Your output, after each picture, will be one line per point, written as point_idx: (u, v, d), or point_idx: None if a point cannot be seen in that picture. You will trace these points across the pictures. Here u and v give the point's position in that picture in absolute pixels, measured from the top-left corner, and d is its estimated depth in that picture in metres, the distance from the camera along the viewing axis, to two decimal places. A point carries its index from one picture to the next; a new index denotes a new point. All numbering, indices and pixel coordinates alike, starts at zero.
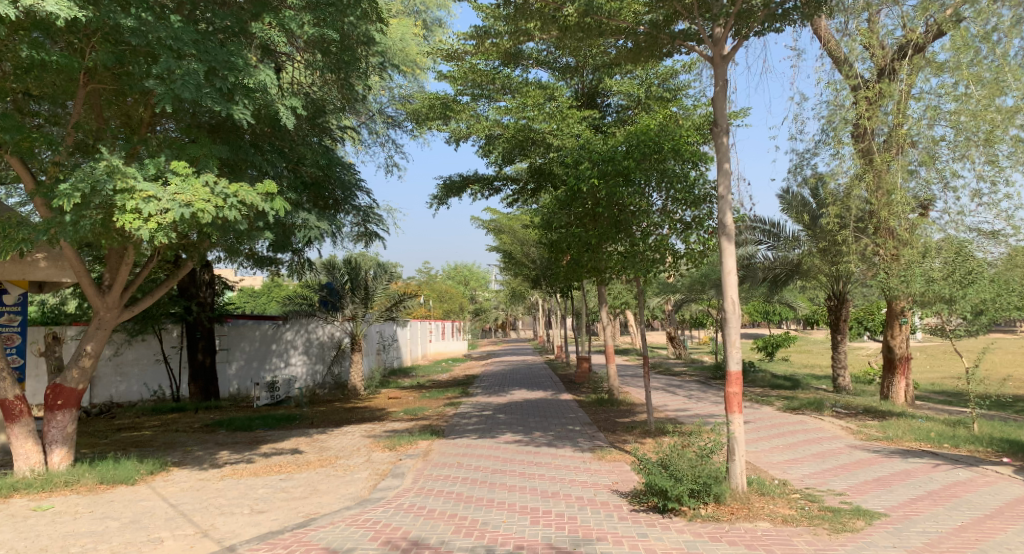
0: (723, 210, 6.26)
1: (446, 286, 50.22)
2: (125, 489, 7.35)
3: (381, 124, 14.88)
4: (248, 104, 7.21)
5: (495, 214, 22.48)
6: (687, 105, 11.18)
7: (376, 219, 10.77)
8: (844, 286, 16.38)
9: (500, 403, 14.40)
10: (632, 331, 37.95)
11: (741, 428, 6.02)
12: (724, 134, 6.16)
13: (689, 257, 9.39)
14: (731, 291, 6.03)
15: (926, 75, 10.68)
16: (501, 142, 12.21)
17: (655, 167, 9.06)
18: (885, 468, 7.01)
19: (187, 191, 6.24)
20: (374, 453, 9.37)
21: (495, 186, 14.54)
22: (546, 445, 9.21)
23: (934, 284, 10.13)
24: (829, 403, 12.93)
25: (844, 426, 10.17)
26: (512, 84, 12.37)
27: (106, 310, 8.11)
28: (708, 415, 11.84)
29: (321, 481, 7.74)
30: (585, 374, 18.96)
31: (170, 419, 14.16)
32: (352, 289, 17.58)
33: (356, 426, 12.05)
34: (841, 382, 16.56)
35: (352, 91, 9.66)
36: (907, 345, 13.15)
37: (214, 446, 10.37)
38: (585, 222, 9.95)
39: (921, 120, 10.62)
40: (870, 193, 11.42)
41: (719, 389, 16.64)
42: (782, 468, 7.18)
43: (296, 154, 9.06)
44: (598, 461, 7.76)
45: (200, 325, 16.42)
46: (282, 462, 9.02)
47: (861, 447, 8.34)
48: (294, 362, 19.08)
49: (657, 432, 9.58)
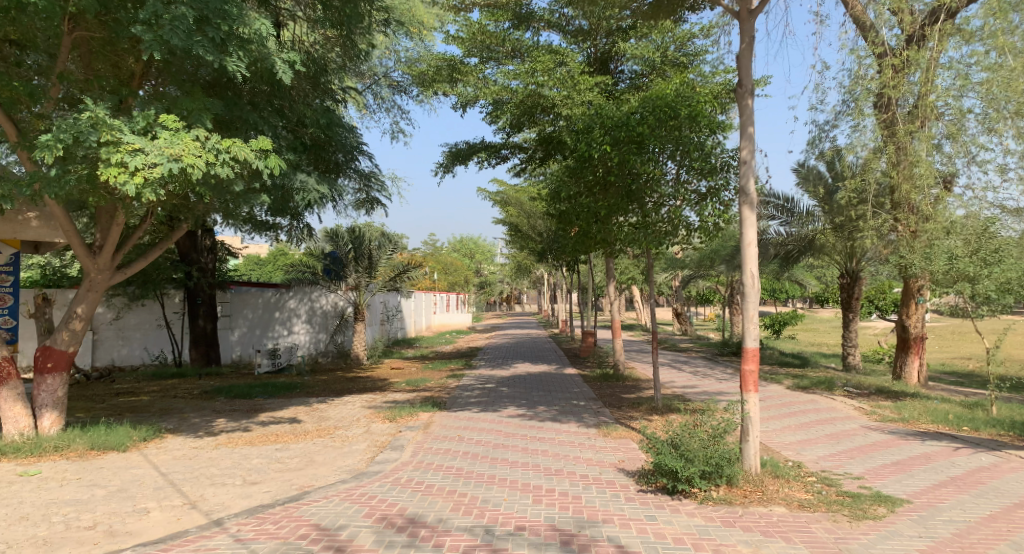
0: (745, 176, 5.80)
1: (452, 259, 49.77)
2: (115, 456, 7.14)
3: (386, 89, 14.33)
4: (243, 57, 6.74)
5: (502, 185, 21.99)
6: (704, 72, 10.53)
7: (378, 185, 10.36)
8: (859, 263, 15.93)
9: (504, 376, 14.16)
10: (638, 306, 37.67)
11: (757, 407, 5.72)
12: (749, 96, 5.69)
13: (702, 230, 9.00)
14: (750, 263, 5.67)
15: (958, 42, 10.08)
16: (509, 108, 11.67)
17: (671, 133, 8.60)
18: (904, 451, 6.71)
19: (176, 145, 5.87)
20: (374, 425, 9.16)
21: (503, 154, 14.07)
22: (550, 419, 8.95)
23: (957, 261, 9.68)
24: (840, 382, 12.65)
25: (857, 406, 9.88)
26: (522, 47, 11.83)
27: (96, 272, 7.80)
28: (717, 392, 11.58)
29: (317, 452, 7.53)
30: (590, 348, 18.67)
31: (169, 385, 14.01)
32: (355, 258, 17.27)
33: (356, 396, 11.85)
34: (852, 361, 16.25)
35: (354, 47, 9.14)
36: (922, 325, 12.78)
37: (211, 413, 10.19)
38: (595, 192, 9.50)
39: (949, 90, 10.05)
40: (891, 167, 10.88)
41: (727, 366, 16.37)
42: (795, 450, 6.88)
43: (295, 114, 8.61)
44: (604, 438, 7.49)
45: (201, 290, 16.17)
46: (279, 431, 8.81)
47: (876, 429, 8.06)
48: (297, 330, 18.78)
49: (665, 409, 9.32)
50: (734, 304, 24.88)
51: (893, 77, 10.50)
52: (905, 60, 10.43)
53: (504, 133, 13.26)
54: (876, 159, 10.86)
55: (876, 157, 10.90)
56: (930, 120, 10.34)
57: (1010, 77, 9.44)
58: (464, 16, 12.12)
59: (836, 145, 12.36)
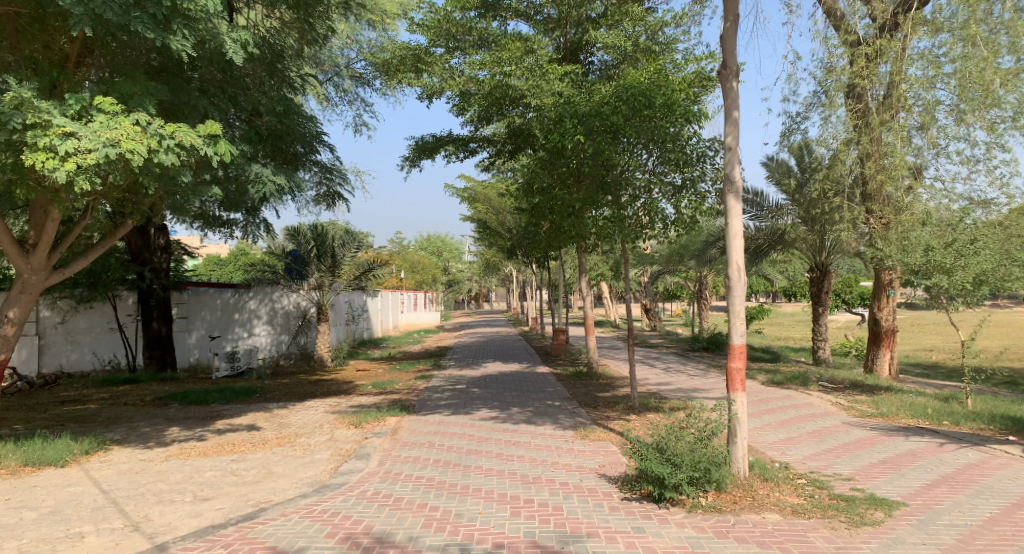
0: (730, 163, 5.49)
1: (420, 257, 48.98)
2: (50, 472, 6.46)
3: (348, 80, 13.71)
4: (189, 36, 5.93)
5: (470, 180, 21.52)
6: (676, 59, 10.14)
7: (339, 178, 9.73)
8: (828, 257, 15.96)
9: (475, 376, 13.75)
10: (607, 302, 37.66)
11: (744, 407, 5.43)
12: (734, 78, 5.36)
13: (679, 223, 8.72)
14: (736, 255, 5.37)
15: (928, 32, 10.01)
16: (477, 99, 11.22)
17: (646, 123, 8.22)
18: (889, 449, 6.52)
19: (113, 128, 5.21)
20: (338, 431, 8.63)
21: (471, 148, 13.61)
22: (524, 422, 8.56)
23: (934, 254, 9.63)
24: (814, 377, 12.60)
25: (834, 401, 9.77)
26: (489, 36, 11.38)
27: (30, 272, 6.95)
28: (693, 389, 11.36)
29: (276, 463, 6.99)
30: (562, 345, 18.36)
31: (119, 391, 13.16)
32: (318, 256, 16.63)
33: (320, 401, 11.27)
34: (822, 355, 16.35)
35: (312, 30, 8.49)
36: (893, 318, 12.83)
37: (162, 422, 9.49)
38: (568, 184, 9.09)
39: (922, 80, 9.95)
40: (862, 159, 10.84)
41: (699, 362, 16.27)
42: (780, 449, 6.65)
43: (250, 101, 7.89)
44: (582, 441, 7.14)
45: (154, 293, 15.28)
46: (236, 440, 8.21)
47: (857, 425, 7.93)
48: (257, 332, 17.96)
49: (643, 408, 9.05)
50: (703, 300, 24.93)
51: (865, 67, 10.40)
52: (877, 49, 10.35)
53: (472, 125, 12.79)
54: (848, 149, 10.94)
55: (847, 148, 10.91)
56: (900, 111, 10.29)
57: (981, 68, 9.38)
58: (428, 3, 11.58)
59: (808, 137, 12.28)
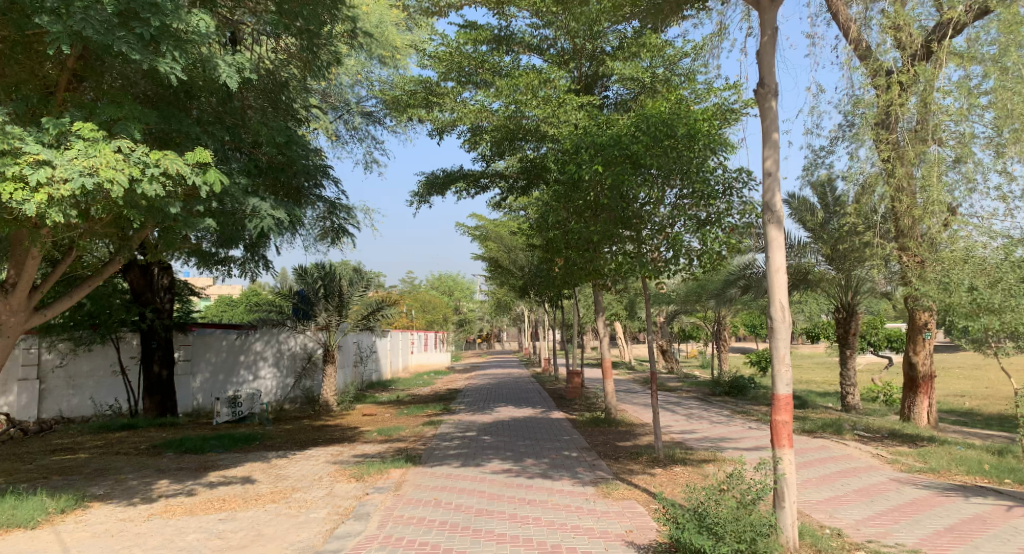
0: (770, 190, 4.96)
1: (431, 296, 48.48)
2: (18, 535, 5.84)
3: (358, 117, 13.56)
4: (180, 59, 5.59)
5: (482, 219, 21.23)
6: (697, 88, 9.75)
7: (344, 213, 9.25)
8: (854, 296, 15.26)
9: (485, 422, 13.04)
10: (621, 343, 36.83)
11: (793, 466, 4.77)
12: (773, 96, 4.91)
13: (704, 259, 8.16)
14: (779, 292, 4.81)
15: (964, 59, 9.56)
16: (489, 132, 10.87)
17: (668, 154, 7.80)
18: (952, 513, 5.77)
19: (92, 156, 4.82)
20: (338, 485, 7.97)
21: (482, 184, 13.27)
22: (539, 475, 7.85)
23: (980, 293, 8.94)
24: (848, 425, 11.77)
25: (875, 454, 8.99)
26: (503, 69, 11.07)
27: (9, 313, 6.47)
28: (719, 438, 10.60)
29: (267, 524, 6.33)
30: (576, 390, 17.56)
31: (114, 438, 12.57)
32: (325, 296, 16.19)
33: (321, 450, 10.62)
34: (851, 401, 15.49)
35: (315, 60, 8.27)
36: (930, 362, 12.04)
37: (152, 473, 8.87)
38: (586, 217, 8.58)
39: (959, 109, 9.45)
40: (894, 193, 10.28)
41: (721, 408, 15.40)
42: (828, 512, 5.93)
43: (250, 132, 7.52)
44: (605, 500, 6.42)
45: (155, 333, 14.91)
46: (228, 495, 7.56)
47: (908, 482, 7.16)
48: (263, 375, 17.41)
49: (668, 461, 8.34)
50: (721, 341, 24.12)
51: (897, 95, 9.96)
52: (906, 79, 9.95)
53: (483, 160, 12.47)
54: (878, 182, 10.43)
55: (876, 181, 10.38)
56: (932, 143, 9.80)
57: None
58: (440, 36, 11.38)
59: (833, 171, 11.80)
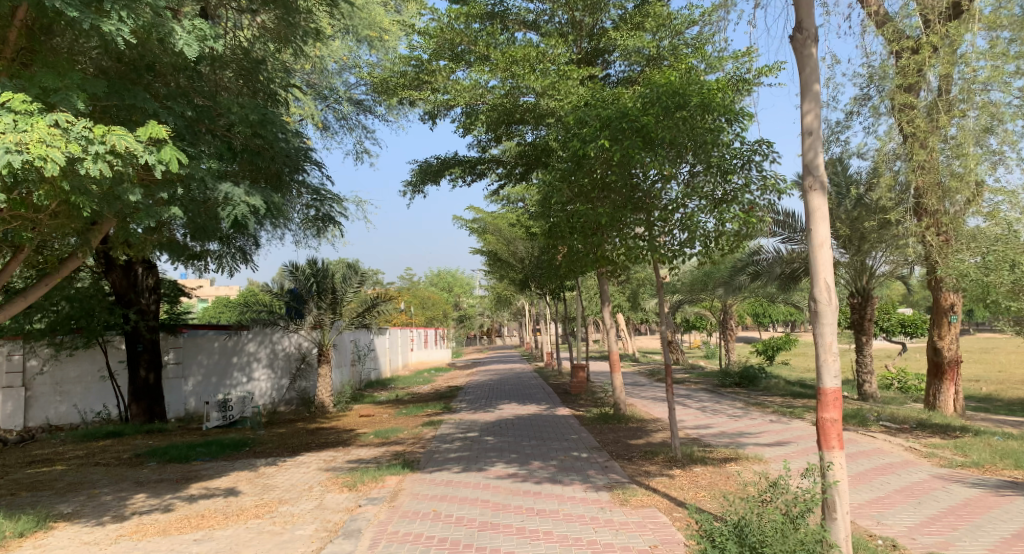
0: (811, 150, 4.31)
1: (431, 292, 47.84)
2: None
3: (348, 105, 12.97)
4: (128, 21, 4.99)
5: (479, 211, 20.56)
6: (708, 58, 9.07)
7: (332, 200, 8.49)
8: (869, 279, 14.58)
9: (487, 422, 12.38)
10: (625, 335, 36.20)
11: (844, 471, 4.11)
12: (813, 42, 4.30)
13: (720, 240, 7.48)
14: (824, 270, 4.15)
15: (991, 23, 8.90)
16: (484, 114, 10.26)
17: (680, 126, 7.08)
18: (1016, 517, 5.12)
19: (21, 129, 4.16)
20: (329, 496, 7.32)
21: (478, 171, 12.59)
22: (548, 481, 7.18)
23: None
24: (872, 415, 11.11)
25: (908, 447, 8.34)
26: (497, 45, 10.37)
27: None
28: (737, 433, 9.95)
29: (247, 545, 5.67)
30: (581, 384, 16.89)
31: (97, 448, 11.92)
32: (318, 293, 15.49)
33: (314, 455, 9.96)
34: (868, 389, 14.84)
35: (293, 33, 7.55)
36: (956, 346, 11.37)
37: (129, 487, 8.21)
38: (591, 199, 7.80)
39: (991, 73, 8.75)
40: (918, 168, 9.64)
41: (733, 399, 14.78)
42: (875, 518, 5.28)
43: (221, 110, 6.81)
44: (622, 509, 5.76)
45: (141, 335, 14.14)
46: (207, 511, 6.90)
47: (955, 480, 6.49)
48: (257, 377, 16.70)
49: (687, 460, 7.69)
50: (728, 329, 23.45)
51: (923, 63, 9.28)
52: (931, 43, 9.28)
53: (479, 145, 11.77)
54: (894, 161, 9.91)
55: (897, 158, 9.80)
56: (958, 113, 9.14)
57: None
58: (430, 11, 10.72)
59: (849, 147, 11.16)
